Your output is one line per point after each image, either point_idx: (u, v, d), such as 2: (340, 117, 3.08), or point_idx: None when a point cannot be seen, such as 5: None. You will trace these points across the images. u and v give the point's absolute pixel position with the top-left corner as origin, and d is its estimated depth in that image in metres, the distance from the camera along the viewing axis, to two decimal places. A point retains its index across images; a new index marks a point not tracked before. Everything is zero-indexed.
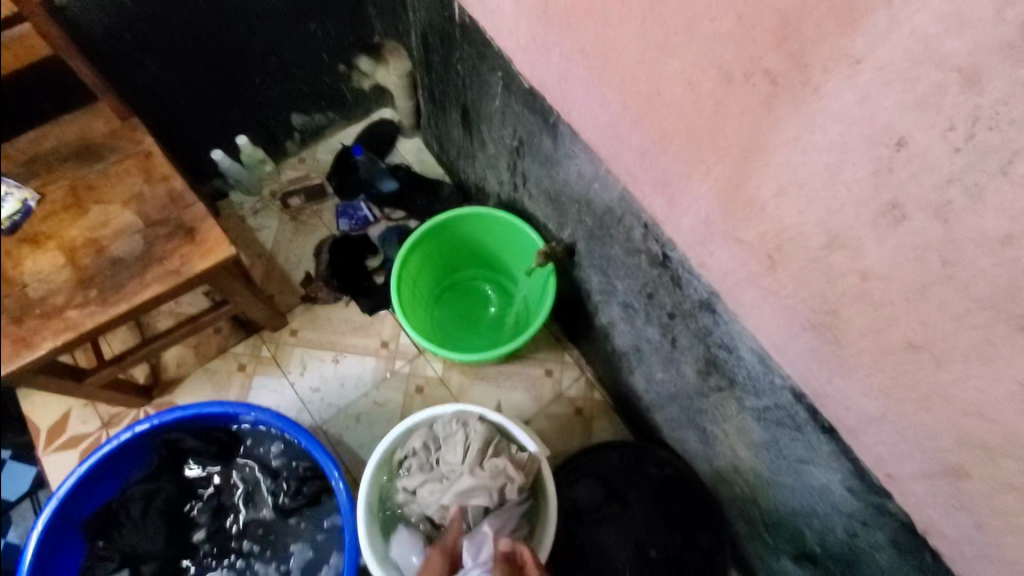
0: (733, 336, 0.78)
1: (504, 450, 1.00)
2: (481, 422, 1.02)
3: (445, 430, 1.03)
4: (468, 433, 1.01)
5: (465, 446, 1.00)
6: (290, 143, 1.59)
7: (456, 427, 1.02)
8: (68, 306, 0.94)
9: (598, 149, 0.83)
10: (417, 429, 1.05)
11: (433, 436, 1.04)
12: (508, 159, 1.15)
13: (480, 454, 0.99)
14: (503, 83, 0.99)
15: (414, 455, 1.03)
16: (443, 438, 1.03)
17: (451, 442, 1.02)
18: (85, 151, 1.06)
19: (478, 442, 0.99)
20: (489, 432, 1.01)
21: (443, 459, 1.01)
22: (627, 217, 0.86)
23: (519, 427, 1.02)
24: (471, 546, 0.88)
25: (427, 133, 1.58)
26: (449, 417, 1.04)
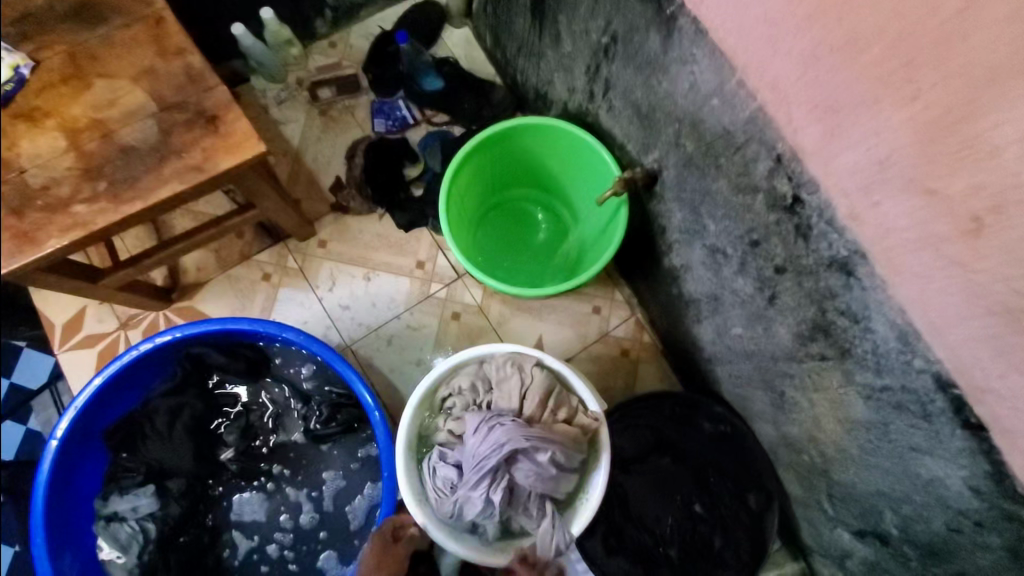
0: (867, 304, 0.64)
1: (563, 402, 0.93)
2: (540, 370, 0.94)
3: (499, 374, 0.95)
4: (525, 379, 0.94)
5: (523, 391, 0.93)
6: (320, 22, 1.37)
7: (512, 370, 0.94)
8: (75, 201, 0.81)
9: (733, 53, 0.65)
10: (467, 369, 0.97)
11: (484, 378, 0.96)
12: (589, 60, 0.95)
13: (540, 404, 0.92)
14: None
15: (459, 394, 0.96)
16: (495, 381, 0.95)
17: (505, 387, 0.94)
18: (84, 10, 0.87)
19: (538, 390, 0.92)
20: (548, 381, 0.93)
21: (494, 403, 0.93)
22: (751, 146, 0.69)
23: (580, 378, 0.94)
24: (482, 429, 0.89)
25: (479, 22, 1.36)
26: (503, 358, 0.95)
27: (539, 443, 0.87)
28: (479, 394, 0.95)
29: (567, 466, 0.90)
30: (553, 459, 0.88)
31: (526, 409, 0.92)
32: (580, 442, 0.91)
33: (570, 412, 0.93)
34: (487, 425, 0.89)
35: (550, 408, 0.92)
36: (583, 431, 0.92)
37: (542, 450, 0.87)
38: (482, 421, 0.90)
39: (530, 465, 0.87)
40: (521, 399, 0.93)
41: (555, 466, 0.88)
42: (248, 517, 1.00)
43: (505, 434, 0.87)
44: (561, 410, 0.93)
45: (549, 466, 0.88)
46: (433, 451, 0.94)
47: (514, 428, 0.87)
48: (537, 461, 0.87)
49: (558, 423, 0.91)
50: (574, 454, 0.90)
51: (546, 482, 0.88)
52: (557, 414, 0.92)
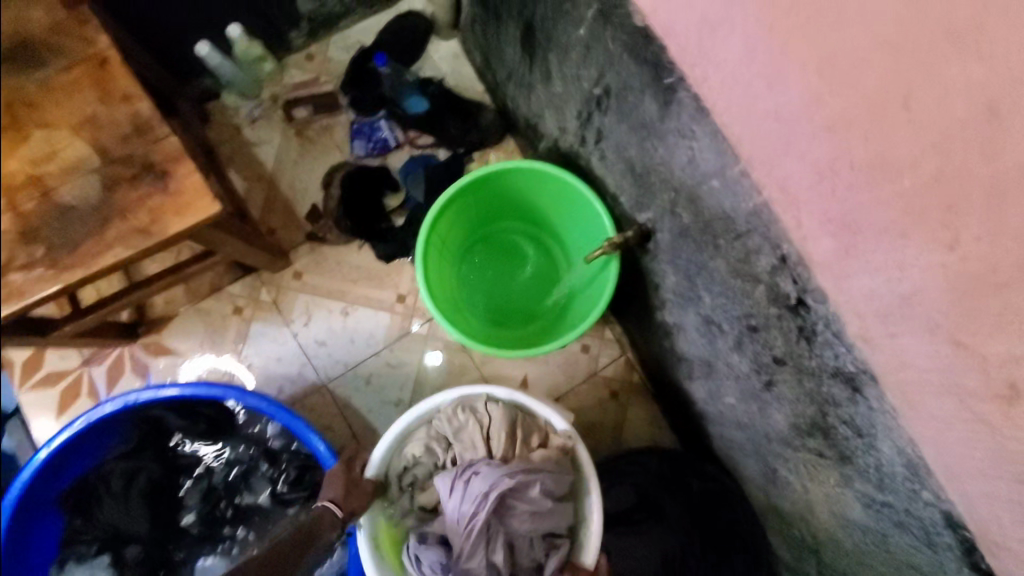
0: (875, 425, 0.59)
1: (531, 429, 0.91)
2: (496, 405, 0.91)
3: (457, 426, 0.91)
4: (483, 419, 0.91)
5: (486, 434, 0.90)
6: (295, 34, 1.26)
7: (469, 416, 0.91)
8: (9, 268, 0.73)
9: (739, 143, 0.57)
10: (417, 433, 0.93)
11: (441, 436, 0.93)
12: (581, 106, 0.87)
13: (510, 441, 0.89)
14: (599, 8, 0.69)
15: (418, 463, 0.92)
16: (453, 435, 0.91)
17: (465, 437, 0.90)
18: (21, 50, 0.79)
19: (501, 427, 0.89)
20: (507, 412, 0.91)
21: (459, 456, 0.91)
22: (755, 238, 0.62)
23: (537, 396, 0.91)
24: (460, 486, 0.85)
25: (467, 37, 1.26)
26: (454, 405, 0.91)
27: (525, 475, 0.84)
28: (438, 452, 0.92)
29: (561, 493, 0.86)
30: (543, 490, 0.84)
31: (495, 451, 0.89)
32: (564, 464, 0.88)
33: (542, 437, 0.91)
34: (463, 478, 0.85)
35: (520, 440, 0.90)
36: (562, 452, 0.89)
37: (531, 484, 0.84)
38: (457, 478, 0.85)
39: (524, 505, 0.84)
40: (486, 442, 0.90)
41: (553, 498, 0.85)
42: None
43: (485, 480, 0.83)
44: (532, 438, 0.91)
45: (541, 499, 0.84)
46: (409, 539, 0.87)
47: (492, 472, 0.84)
48: (531, 498, 0.83)
49: (535, 451, 0.89)
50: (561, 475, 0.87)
51: (546, 520, 0.84)
52: (529, 444, 0.90)
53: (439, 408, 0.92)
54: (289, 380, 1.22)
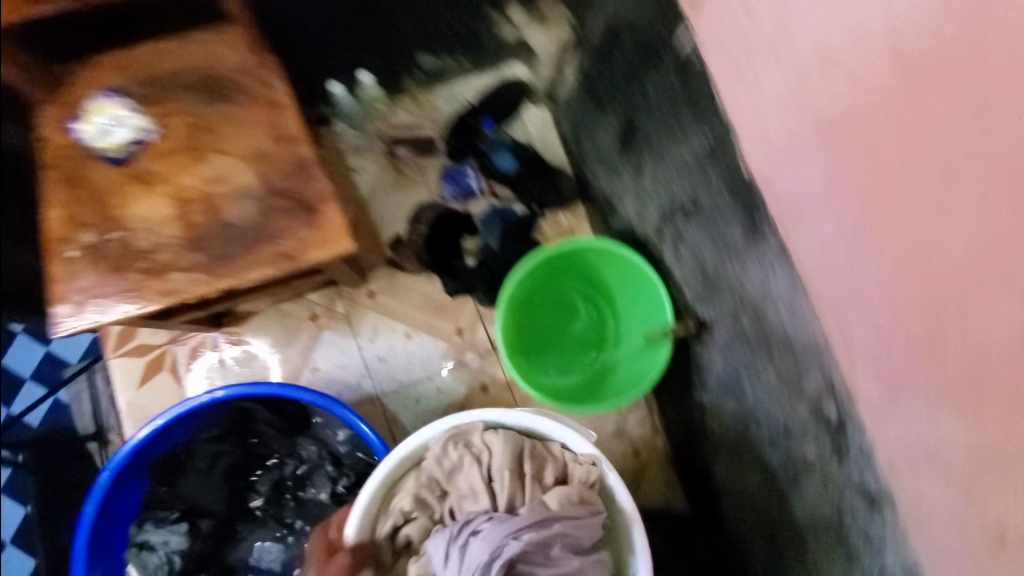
0: (885, 540, 0.70)
1: (541, 460, 0.93)
2: (496, 437, 0.92)
3: (451, 463, 0.93)
4: (483, 457, 0.92)
5: (486, 472, 0.92)
6: (408, 79, 1.39)
7: (465, 453, 0.93)
8: (172, 267, 0.87)
9: (812, 289, 0.70)
10: (408, 480, 0.94)
11: (433, 479, 0.94)
12: (666, 208, 1.00)
13: (519, 479, 0.91)
14: (705, 146, 0.82)
15: (411, 513, 0.93)
16: (449, 471, 0.93)
17: (466, 476, 0.92)
18: (209, 84, 0.93)
19: (504, 464, 0.90)
20: (510, 442, 0.92)
21: (461, 501, 0.93)
22: (809, 364, 0.75)
23: (547, 422, 0.94)
24: (456, 556, 0.86)
25: (560, 110, 1.40)
26: (442, 440, 0.93)
27: (537, 528, 0.85)
28: (431, 500, 0.94)
29: (577, 543, 0.87)
30: (561, 541, 0.86)
31: (496, 496, 0.91)
32: (587, 491, 0.90)
33: (557, 470, 0.93)
34: (461, 542, 0.86)
35: (532, 476, 0.91)
36: (584, 482, 0.90)
37: (544, 533, 0.85)
38: (452, 553, 0.86)
39: (531, 567, 0.85)
40: (490, 484, 0.92)
41: (566, 552, 0.86)
42: (265, 565, 1.04)
43: (483, 552, 0.84)
44: (543, 473, 0.92)
45: (563, 554, 0.86)
46: None
47: (493, 532, 0.85)
48: (550, 553, 0.85)
49: (550, 488, 0.90)
50: (588, 507, 0.89)
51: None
52: (545, 477, 0.92)
53: (430, 446, 0.94)
54: (348, 387, 1.34)
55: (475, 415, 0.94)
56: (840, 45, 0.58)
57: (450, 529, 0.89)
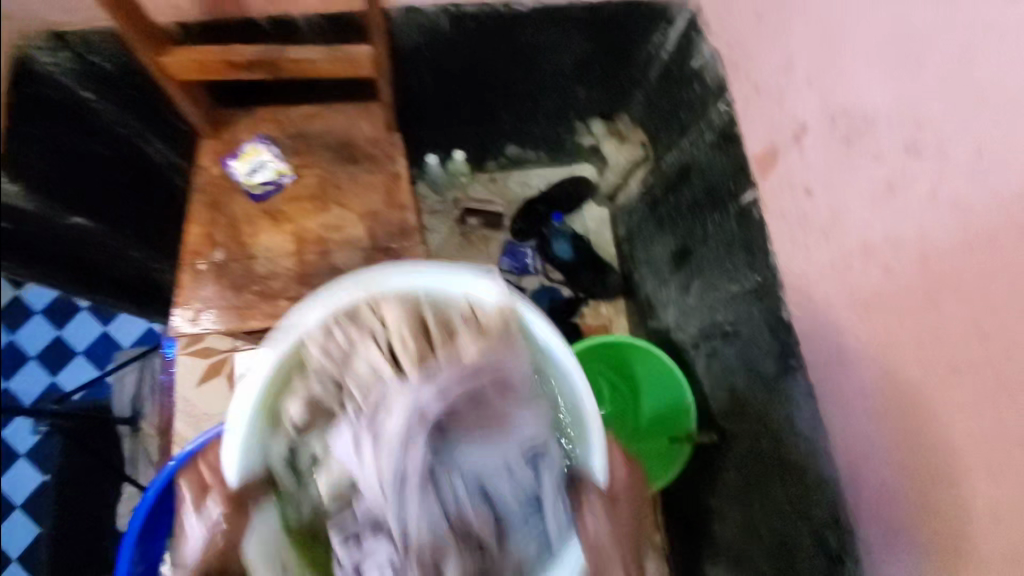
0: None
1: (447, 311, 0.69)
2: (387, 305, 0.67)
3: (342, 350, 0.67)
4: (370, 333, 0.67)
5: (381, 348, 0.66)
6: (491, 162, 1.55)
7: (355, 336, 0.66)
8: (280, 295, 1.01)
9: (832, 430, 0.82)
10: (291, 387, 0.67)
11: (305, 364, 0.67)
12: (705, 326, 1.14)
13: (428, 342, 0.67)
14: (753, 288, 0.95)
15: (296, 427, 0.67)
16: (342, 364, 0.67)
17: (356, 364, 0.67)
18: (344, 149, 1.10)
19: (403, 328, 0.66)
20: (406, 300, 0.68)
21: (358, 393, 0.67)
22: (819, 496, 0.85)
23: (440, 266, 0.68)
24: (359, 453, 0.64)
25: (619, 213, 1.56)
26: (319, 331, 0.66)
27: (468, 383, 0.63)
28: (332, 401, 0.68)
29: (522, 399, 0.65)
30: (504, 396, 0.64)
31: (401, 364, 0.66)
32: (510, 333, 0.65)
33: (467, 314, 0.68)
34: (363, 442, 0.63)
35: (440, 335, 0.67)
36: (503, 319, 0.66)
37: (478, 395, 0.63)
38: (363, 444, 0.62)
39: (468, 439, 0.63)
40: (392, 364, 0.67)
41: (509, 409, 0.64)
42: None
43: (396, 436, 0.61)
44: (453, 322, 0.68)
45: (512, 423, 0.64)
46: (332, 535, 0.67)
47: (403, 406, 0.62)
48: (489, 413, 0.63)
49: (467, 338, 0.66)
50: (508, 344, 0.65)
51: (492, 432, 0.63)
52: (457, 331, 0.67)
53: (304, 343, 0.66)
54: None
55: (345, 286, 0.66)
56: (880, 243, 0.72)
57: (352, 421, 0.66)
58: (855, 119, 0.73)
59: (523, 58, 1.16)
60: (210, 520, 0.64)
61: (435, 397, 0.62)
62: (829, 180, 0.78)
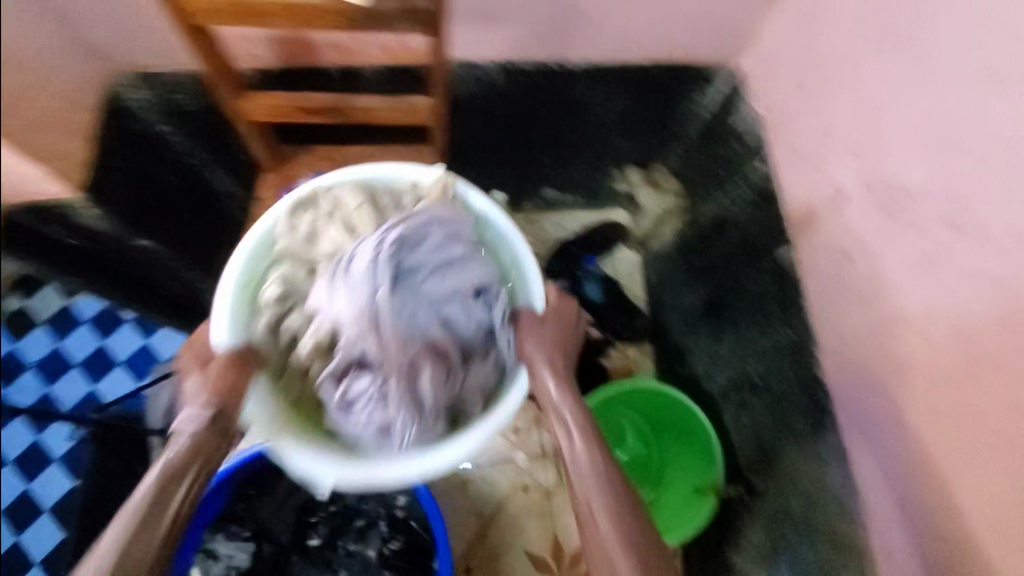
0: None
1: (398, 196, 0.90)
2: (347, 192, 0.88)
3: (306, 230, 0.85)
4: (338, 215, 0.86)
5: (341, 220, 0.86)
6: (524, 202, 1.45)
7: (314, 215, 0.86)
8: None
9: (865, 497, 0.82)
10: (264, 278, 0.84)
11: (294, 255, 0.85)
12: (737, 377, 1.14)
13: (375, 209, 0.87)
14: (788, 342, 0.97)
15: (270, 295, 0.82)
16: (304, 240, 0.85)
17: (320, 240, 0.85)
18: None
19: (360, 205, 0.86)
20: (358, 186, 0.89)
21: (320, 258, 0.85)
22: (851, 564, 0.84)
23: (394, 167, 0.91)
24: (330, 289, 0.78)
25: (652, 261, 1.46)
26: (289, 213, 0.86)
27: (425, 223, 0.80)
28: (302, 280, 0.84)
29: (460, 236, 0.83)
30: (444, 233, 0.81)
31: (358, 230, 0.84)
32: (448, 198, 0.86)
33: (416, 198, 0.90)
34: (338, 277, 0.78)
35: (376, 205, 0.87)
36: (443, 191, 0.87)
37: (422, 228, 0.79)
38: (335, 282, 0.77)
39: (418, 267, 0.78)
40: (336, 229, 0.85)
41: (450, 241, 0.81)
42: None
43: (367, 261, 0.75)
44: (400, 199, 0.89)
45: (450, 254, 0.81)
46: (326, 387, 0.79)
47: (365, 244, 0.77)
48: (434, 244, 0.79)
49: (418, 200, 0.87)
50: (450, 206, 0.84)
51: (449, 268, 0.81)
52: (402, 203, 0.89)
53: (277, 230, 0.85)
54: None
55: (309, 186, 0.88)
56: (918, 312, 0.73)
57: (326, 272, 0.81)
58: (895, 189, 0.76)
59: (571, 110, 1.23)
60: (206, 383, 0.75)
61: (395, 234, 0.76)
62: (869, 246, 0.81)
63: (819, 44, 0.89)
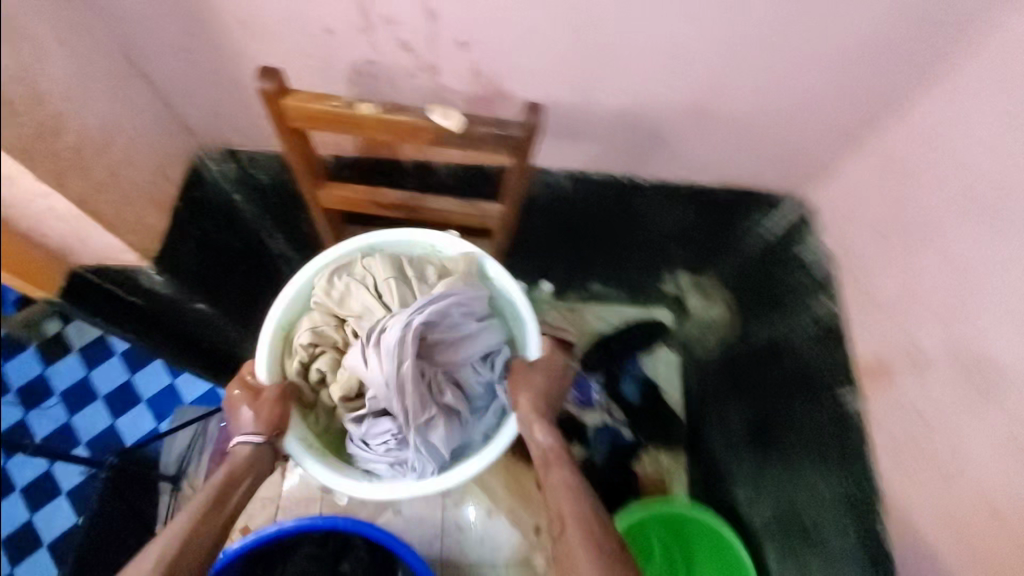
0: None
1: (422, 263, 1.00)
2: (377, 258, 1.00)
3: (338, 293, 0.98)
4: (369, 277, 0.98)
5: (372, 288, 0.97)
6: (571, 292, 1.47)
7: (350, 277, 0.98)
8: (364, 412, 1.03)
9: None
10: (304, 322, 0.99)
11: (327, 309, 0.99)
12: (783, 515, 1.07)
13: (401, 276, 0.98)
14: (847, 496, 0.92)
15: (311, 344, 0.97)
16: (336, 299, 0.98)
17: (354, 300, 0.97)
18: None
19: (384, 270, 0.98)
20: (388, 254, 1.00)
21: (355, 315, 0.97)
22: None
23: (428, 233, 1.01)
24: (370, 357, 0.90)
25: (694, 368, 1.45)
26: (327, 276, 0.99)
27: (443, 301, 0.92)
28: (332, 331, 0.98)
29: (472, 310, 0.96)
30: (462, 311, 0.95)
31: (388, 301, 0.96)
32: (468, 273, 0.99)
33: (439, 269, 1.01)
34: (376, 348, 0.90)
35: (404, 272, 0.98)
36: (463, 268, 0.99)
37: (444, 304, 0.91)
38: (370, 348, 0.90)
39: (438, 339, 0.94)
40: (371, 293, 0.97)
41: (467, 316, 0.96)
42: None
43: (395, 337, 0.88)
44: (425, 271, 0.99)
45: (466, 325, 0.96)
46: (355, 433, 0.96)
47: (400, 318, 0.90)
48: (453, 320, 0.94)
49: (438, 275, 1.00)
50: (469, 280, 0.97)
51: (464, 338, 0.97)
52: (427, 275, 1.00)
53: (319, 285, 0.99)
54: None
55: (346, 248, 1.00)
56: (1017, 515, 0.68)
57: (359, 341, 0.93)
58: (996, 379, 0.72)
59: (631, 219, 1.23)
60: (255, 415, 0.88)
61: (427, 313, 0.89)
62: (958, 427, 0.76)
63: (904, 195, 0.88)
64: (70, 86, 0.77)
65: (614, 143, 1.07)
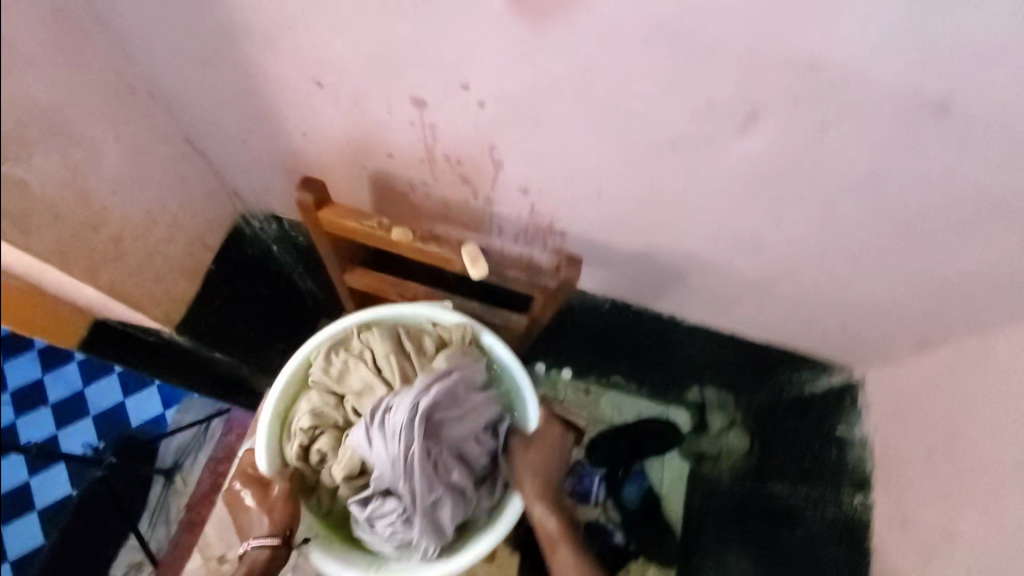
0: None
1: (422, 336, 0.90)
2: (372, 334, 0.89)
3: (338, 369, 0.87)
4: (365, 353, 0.87)
5: (373, 365, 0.87)
6: None
7: (347, 354, 0.88)
8: None
9: None
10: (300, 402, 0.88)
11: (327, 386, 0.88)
12: None
13: (405, 352, 0.88)
14: None
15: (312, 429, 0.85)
16: (335, 377, 0.87)
17: (353, 377, 0.87)
18: None
19: (385, 347, 0.87)
20: (386, 327, 0.90)
21: (355, 396, 0.86)
22: None
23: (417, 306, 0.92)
24: (372, 434, 0.79)
25: None
26: (325, 351, 0.88)
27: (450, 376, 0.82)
28: (332, 410, 0.86)
29: (474, 381, 0.85)
30: (467, 386, 0.84)
31: (392, 381, 0.85)
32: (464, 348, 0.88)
33: (438, 342, 0.90)
34: (384, 429, 0.79)
35: (409, 350, 0.88)
36: (460, 342, 0.89)
37: (453, 378, 0.82)
38: (373, 425, 0.79)
39: (447, 417, 0.81)
40: (372, 371, 0.86)
41: (470, 392, 0.84)
42: None
43: (404, 415, 0.78)
44: (425, 344, 0.89)
45: (472, 403, 0.84)
46: (358, 512, 0.81)
47: (405, 394, 0.80)
48: (461, 399, 0.83)
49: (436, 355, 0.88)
50: (465, 354, 0.87)
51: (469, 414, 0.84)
52: (426, 348, 0.89)
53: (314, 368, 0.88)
54: None
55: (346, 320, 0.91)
56: None
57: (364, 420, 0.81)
58: None
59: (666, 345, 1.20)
60: (267, 513, 0.82)
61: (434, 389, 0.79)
62: None
63: (943, 426, 0.84)
64: (120, 179, 0.78)
65: (647, 284, 1.04)
